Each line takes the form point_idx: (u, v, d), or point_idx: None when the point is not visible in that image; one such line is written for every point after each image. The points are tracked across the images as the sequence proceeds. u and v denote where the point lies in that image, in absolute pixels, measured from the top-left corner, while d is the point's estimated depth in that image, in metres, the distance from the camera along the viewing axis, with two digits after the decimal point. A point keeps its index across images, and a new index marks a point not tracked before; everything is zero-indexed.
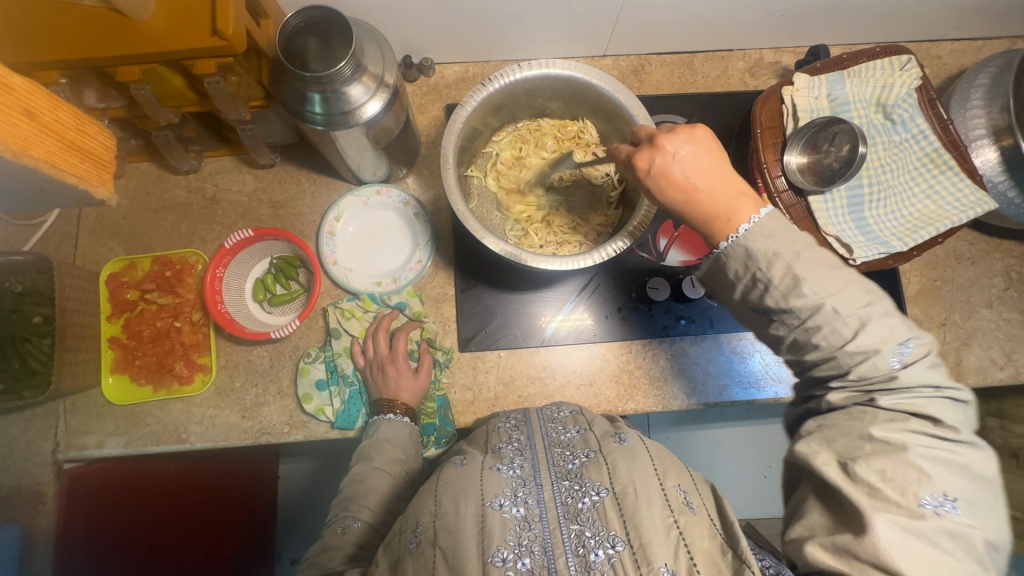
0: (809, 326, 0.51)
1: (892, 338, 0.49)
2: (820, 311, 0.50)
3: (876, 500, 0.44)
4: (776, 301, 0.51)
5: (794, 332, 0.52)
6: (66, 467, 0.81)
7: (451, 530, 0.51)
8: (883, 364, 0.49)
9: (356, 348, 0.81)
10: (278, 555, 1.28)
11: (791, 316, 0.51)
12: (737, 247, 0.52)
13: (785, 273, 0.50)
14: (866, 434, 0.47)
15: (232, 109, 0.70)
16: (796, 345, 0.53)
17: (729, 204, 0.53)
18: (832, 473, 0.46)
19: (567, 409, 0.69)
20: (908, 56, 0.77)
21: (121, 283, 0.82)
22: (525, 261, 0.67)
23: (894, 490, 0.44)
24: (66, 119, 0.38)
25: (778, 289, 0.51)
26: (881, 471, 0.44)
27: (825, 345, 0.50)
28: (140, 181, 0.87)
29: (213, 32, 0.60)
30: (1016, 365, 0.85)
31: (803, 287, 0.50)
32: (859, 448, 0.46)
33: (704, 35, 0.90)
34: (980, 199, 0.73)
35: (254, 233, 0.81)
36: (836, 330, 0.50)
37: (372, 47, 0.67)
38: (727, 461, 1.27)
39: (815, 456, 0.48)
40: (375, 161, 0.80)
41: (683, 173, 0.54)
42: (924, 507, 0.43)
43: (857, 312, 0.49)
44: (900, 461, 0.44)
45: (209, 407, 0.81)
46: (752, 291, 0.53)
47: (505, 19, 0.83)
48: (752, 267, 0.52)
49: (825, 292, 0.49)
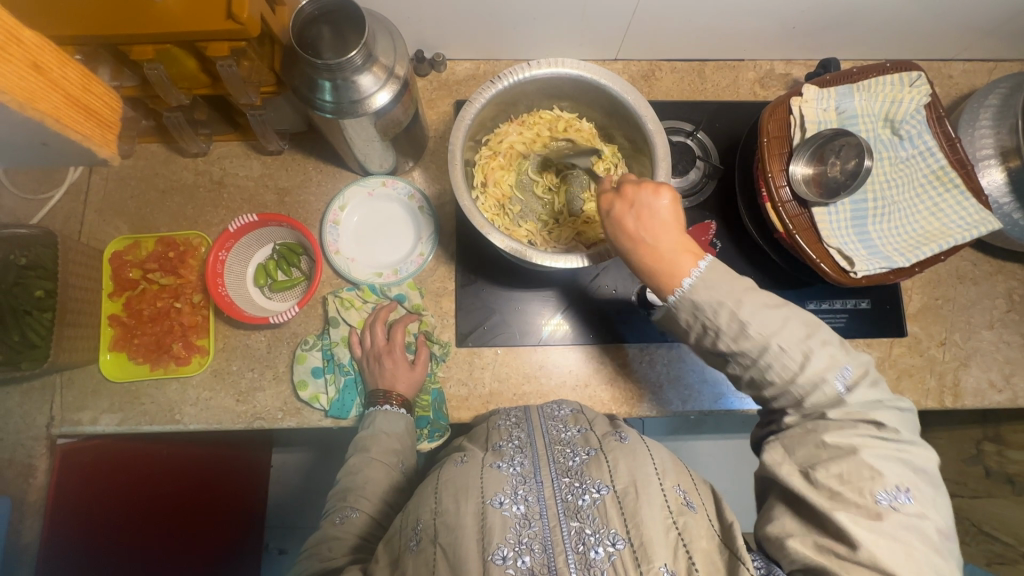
0: (761, 364, 0.54)
1: (834, 364, 0.54)
2: (767, 350, 0.53)
3: (836, 502, 0.47)
4: (728, 344, 0.55)
5: (749, 371, 0.56)
6: (60, 443, 0.81)
7: (451, 528, 0.51)
8: (831, 389, 0.53)
9: (354, 338, 0.81)
10: (265, 544, 1.29)
11: (744, 358, 0.55)
12: (683, 301, 0.55)
13: (731, 319, 0.54)
14: (821, 442, 0.51)
15: (243, 94, 0.71)
16: (753, 382, 0.57)
17: (670, 255, 0.56)
18: (796, 482, 0.50)
19: (569, 406, 0.70)
20: (918, 72, 0.77)
21: (124, 262, 0.83)
22: (530, 258, 0.66)
23: (852, 491, 0.48)
24: (71, 76, 0.38)
25: (728, 334, 0.54)
26: (839, 475, 0.49)
27: (778, 378, 0.54)
28: (149, 161, 0.87)
29: (228, 15, 0.60)
30: (1015, 389, 0.84)
31: (750, 329, 0.53)
32: (817, 455, 0.51)
33: (716, 43, 0.90)
34: (984, 218, 0.73)
35: (258, 219, 0.81)
36: (785, 365, 0.54)
37: (385, 38, 0.67)
38: (720, 473, 1.26)
39: (781, 468, 0.52)
40: (383, 152, 0.80)
41: (633, 225, 0.57)
42: (881, 503, 0.47)
43: (801, 344, 0.54)
44: (854, 463, 0.49)
45: (204, 388, 0.81)
46: (705, 337, 0.56)
47: (519, 19, 0.83)
48: (700, 316, 0.55)
49: (769, 331, 0.53)
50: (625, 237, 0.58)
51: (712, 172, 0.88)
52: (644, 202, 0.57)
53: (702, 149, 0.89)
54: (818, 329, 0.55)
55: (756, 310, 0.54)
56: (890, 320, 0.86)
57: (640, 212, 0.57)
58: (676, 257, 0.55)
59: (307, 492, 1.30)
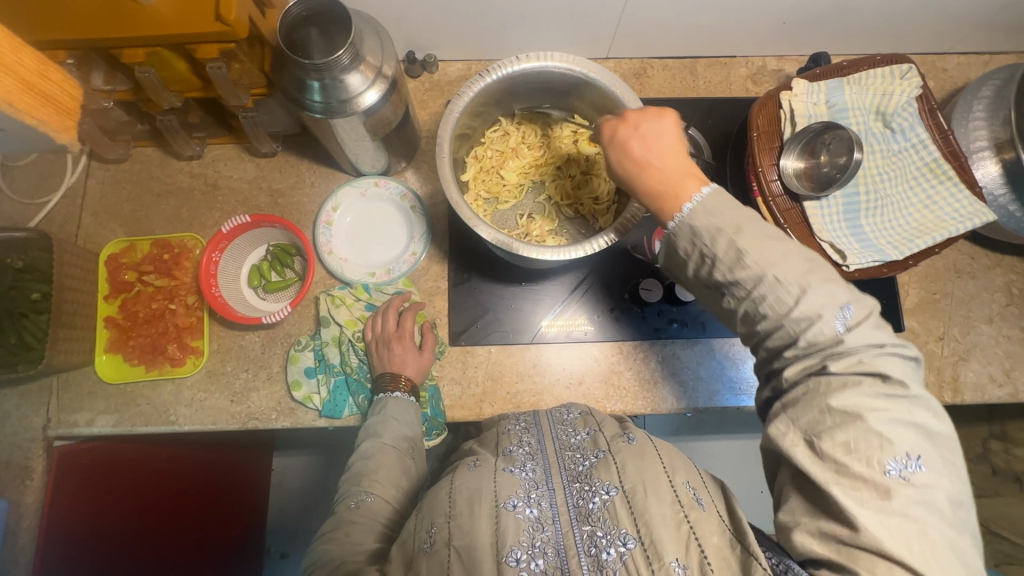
0: (756, 295, 0.52)
1: (833, 302, 0.50)
2: (763, 281, 0.51)
3: (843, 477, 0.44)
4: (724, 274, 0.53)
5: (744, 304, 0.53)
6: (56, 445, 0.81)
7: (466, 531, 0.50)
8: (828, 329, 0.50)
9: (367, 322, 0.82)
10: (267, 547, 1.29)
11: (738, 289, 0.53)
12: (683, 227, 0.55)
13: (728, 247, 0.52)
14: (826, 407, 0.47)
15: (233, 95, 0.72)
16: (748, 316, 0.54)
17: (675, 179, 0.56)
18: (801, 454, 0.47)
19: (577, 410, 0.69)
20: (909, 65, 0.77)
21: (120, 264, 0.84)
22: (517, 251, 0.66)
23: (860, 463, 0.44)
24: (25, 62, 0.40)
25: (724, 263, 0.53)
26: (845, 444, 0.45)
27: (772, 313, 0.52)
28: (144, 165, 0.88)
29: (217, 18, 0.61)
30: (1016, 383, 0.83)
31: (746, 258, 0.51)
32: (822, 422, 0.47)
33: (707, 40, 0.91)
34: (979, 210, 0.72)
35: (251, 219, 0.82)
36: (779, 298, 0.51)
37: (372, 37, 0.68)
38: (721, 473, 1.25)
39: (784, 439, 0.48)
40: (375, 152, 0.81)
41: (640, 150, 0.58)
42: (890, 475, 0.43)
43: (797, 279, 0.51)
44: (861, 430, 0.45)
45: (199, 390, 0.81)
46: (702, 267, 0.55)
47: (509, 20, 0.84)
48: (698, 244, 0.54)
49: (766, 262, 0.51)
50: (629, 164, 0.59)
51: (705, 168, 0.87)
52: (651, 128, 0.59)
53: (694, 145, 0.89)
54: (823, 274, 0.51)
55: (758, 240, 0.52)
56: (887, 315, 0.85)
57: (646, 137, 0.59)
58: (680, 179, 0.56)
59: (308, 496, 1.30)
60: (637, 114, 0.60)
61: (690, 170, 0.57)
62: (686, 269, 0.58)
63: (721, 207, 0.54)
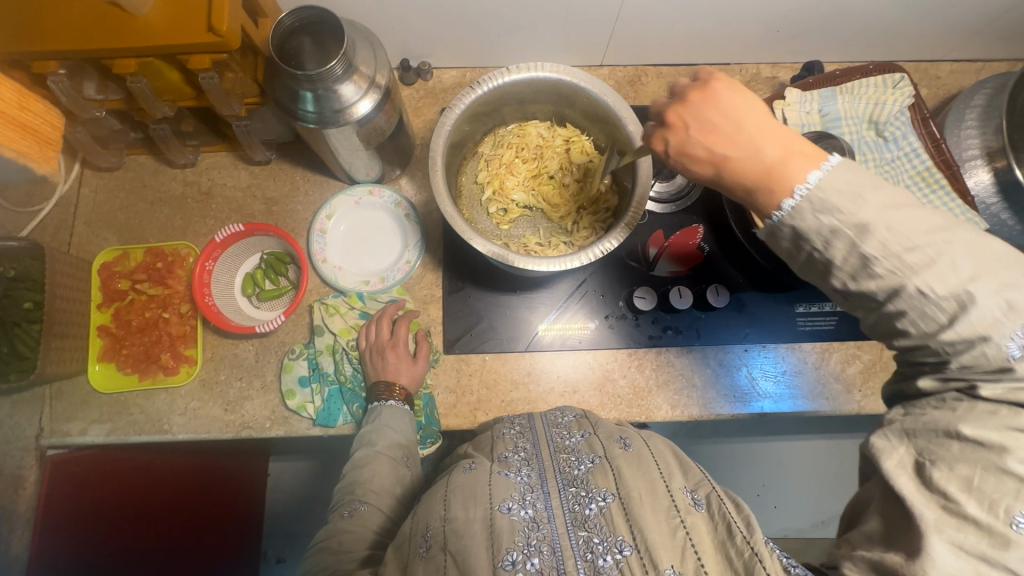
0: (891, 308, 0.43)
1: (1006, 321, 0.39)
2: (901, 291, 0.42)
3: (949, 515, 0.38)
4: (845, 281, 0.45)
5: (878, 315, 0.45)
6: (49, 453, 0.81)
7: (461, 534, 0.51)
8: (992, 353, 0.40)
9: (360, 331, 0.82)
10: (263, 553, 1.29)
11: (868, 298, 0.45)
12: (785, 222, 0.45)
13: (849, 251, 0.43)
14: (954, 432, 0.40)
15: (226, 105, 0.72)
16: (882, 328, 0.46)
17: (780, 163, 0.46)
18: (902, 478, 0.41)
19: (572, 413, 0.69)
20: (901, 74, 0.78)
21: (113, 273, 0.83)
22: (512, 262, 0.66)
23: (976, 503, 0.37)
24: None
25: (845, 270, 0.44)
26: (967, 478, 0.38)
27: (914, 330, 0.43)
28: (138, 173, 0.88)
29: (208, 29, 0.61)
30: None
31: (874, 266, 0.42)
32: (944, 448, 0.40)
33: (701, 48, 0.91)
34: (971, 220, 0.73)
35: (244, 228, 0.82)
36: (927, 314, 0.42)
37: (365, 47, 0.68)
38: (717, 478, 1.25)
39: (889, 456, 0.43)
40: (368, 160, 0.81)
41: (710, 142, 0.49)
42: (1016, 528, 0.36)
43: (950, 289, 0.40)
44: (988, 467, 0.38)
45: (192, 398, 0.81)
46: (818, 270, 0.47)
47: (503, 28, 0.84)
48: (809, 243, 0.45)
49: (910, 269, 0.41)
50: (701, 166, 0.50)
51: None
52: (713, 113, 0.49)
53: None
54: (1008, 273, 0.40)
55: (894, 238, 0.41)
56: None
57: (704, 129, 0.49)
58: (784, 161, 0.46)
59: (304, 502, 1.30)
60: (697, 99, 0.49)
61: (792, 145, 0.46)
62: (788, 255, 0.48)
63: (854, 186, 0.43)
